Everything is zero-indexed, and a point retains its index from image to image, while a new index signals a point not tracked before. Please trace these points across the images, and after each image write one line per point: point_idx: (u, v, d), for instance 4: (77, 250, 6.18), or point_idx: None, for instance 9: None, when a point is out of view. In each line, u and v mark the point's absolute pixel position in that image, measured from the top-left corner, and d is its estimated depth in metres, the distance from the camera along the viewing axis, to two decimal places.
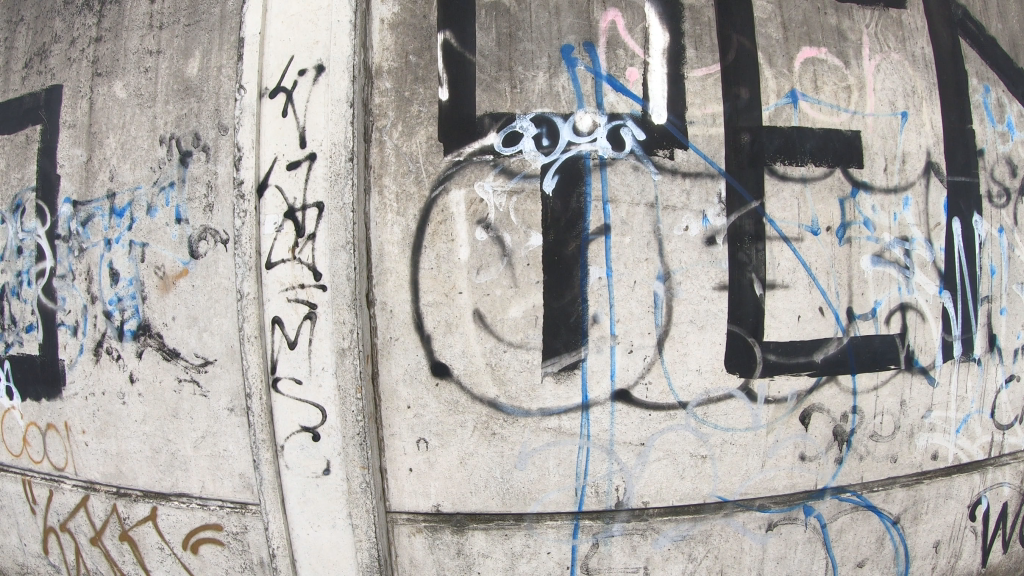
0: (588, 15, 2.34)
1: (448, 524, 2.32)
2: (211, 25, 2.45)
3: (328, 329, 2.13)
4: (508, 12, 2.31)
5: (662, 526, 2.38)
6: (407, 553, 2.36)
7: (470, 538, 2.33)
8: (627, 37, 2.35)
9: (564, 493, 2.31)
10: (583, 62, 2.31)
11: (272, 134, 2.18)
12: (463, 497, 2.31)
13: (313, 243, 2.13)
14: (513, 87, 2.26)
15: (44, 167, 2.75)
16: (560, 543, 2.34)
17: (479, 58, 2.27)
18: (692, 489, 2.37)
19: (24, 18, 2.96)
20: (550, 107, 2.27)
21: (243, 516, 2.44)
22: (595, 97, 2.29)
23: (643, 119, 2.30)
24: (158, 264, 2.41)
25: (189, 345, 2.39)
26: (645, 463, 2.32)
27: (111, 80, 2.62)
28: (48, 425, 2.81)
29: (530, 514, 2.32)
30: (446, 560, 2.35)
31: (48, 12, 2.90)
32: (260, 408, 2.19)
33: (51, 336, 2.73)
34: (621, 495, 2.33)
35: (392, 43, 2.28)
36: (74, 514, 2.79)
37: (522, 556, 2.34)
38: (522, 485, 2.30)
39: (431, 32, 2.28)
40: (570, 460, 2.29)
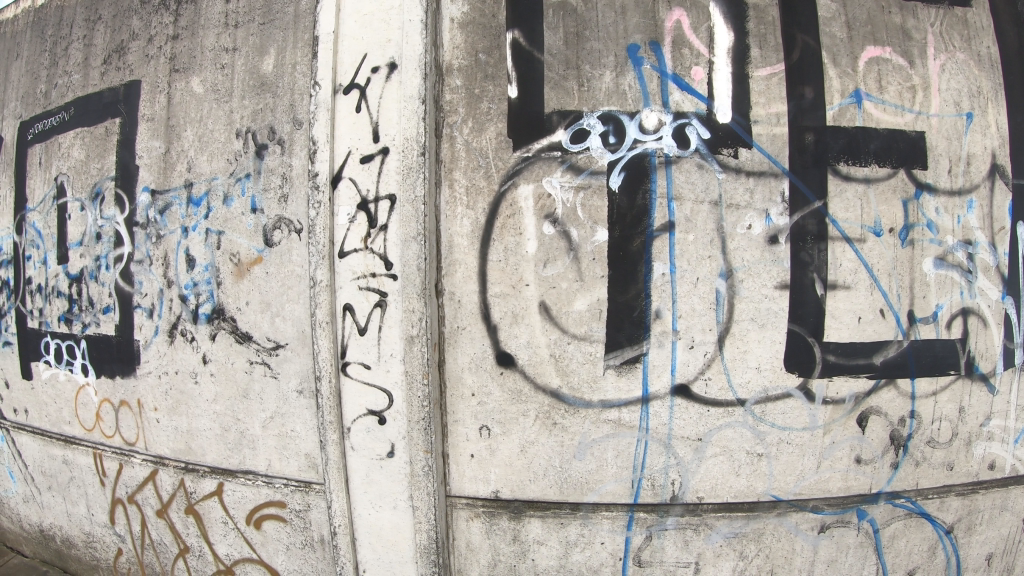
0: (654, 14, 2.37)
1: (505, 510, 2.37)
2: (285, 23, 2.52)
3: (397, 317, 2.19)
4: (576, 12, 2.35)
5: (715, 522, 2.40)
6: (464, 537, 2.41)
7: (527, 525, 2.37)
8: (693, 37, 2.37)
9: (621, 484, 2.35)
10: (648, 61, 2.34)
11: (346, 129, 2.25)
12: (522, 484, 2.36)
13: (385, 234, 2.19)
14: (580, 85, 2.30)
15: (123, 158, 2.90)
16: (614, 535, 2.37)
17: (547, 57, 2.31)
18: (747, 487, 2.39)
19: (103, 17, 3.19)
20: (617, 106, 2.30)
21: (307, 495, 2.49)
22: (661, 95, 2.32)
23: (708, 117, 2.32)
24: (234, 252, 2.51)
25: (262, 329, 2.49)
26: (701, 458, 2.35)
27: (188, 76, 2.73)
28: (121, 402, 2.96)
29: (587, 504, 2.36)
30: (502, 546, 2.40)
31: (125, 11, 3.08)
32: (329, 390, 2.27)
33: (127, 318, 2.85)
34: (676, 489, 2.36)
35: (461, 41, 2.34)
36: (143, 487, 2.95)
37: (576, 545, 2.38)
38: (580, 475, 2.34)
39: (499, 31, 2.33)
40: (628, 453, 2.32)
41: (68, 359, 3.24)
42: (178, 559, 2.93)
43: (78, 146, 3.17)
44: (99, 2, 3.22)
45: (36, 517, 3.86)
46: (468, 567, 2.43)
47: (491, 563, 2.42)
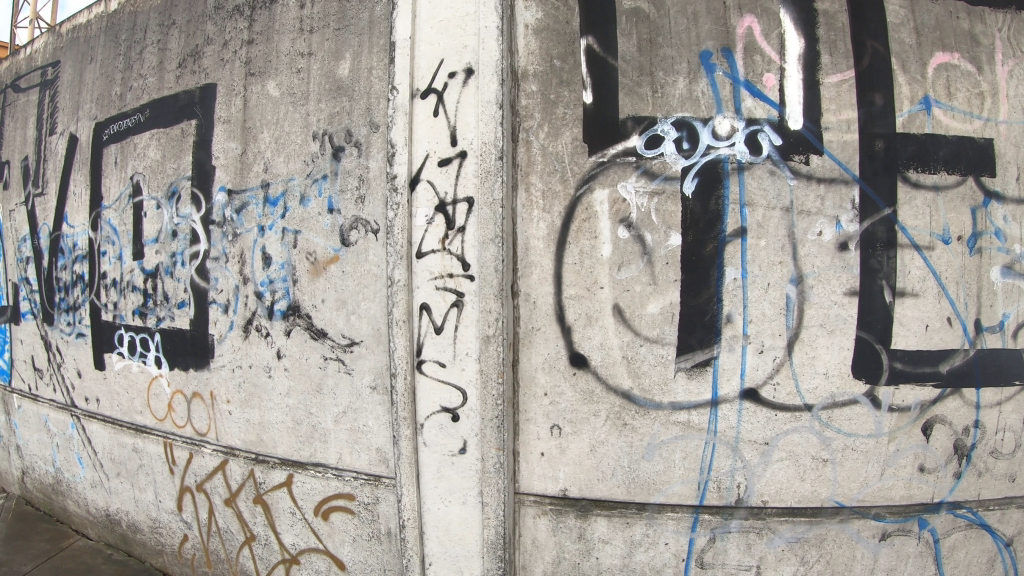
0: (726, 20, 2.38)
1: (573, 508, 2.41)
2: (360, 29, 2.57)
3: (474, 317, 2.24)
4: (649, 19, 2.39)
5: (779, 527, 2.39)
6: (530, 533, 2.45)
7: (593, 523, 2.41)
8: (764, 43, 2.38)
9: (688, 485, 2.38)
10: (721, 67, 2.36)
11: (425, 132, 2.31)
12: (590, 483, 2.40)
13: (462, 235, 2.24)
14: (654, 91, 2.35)
15: (200, 158, 3.00)
16: (679, 535, 2.39)
17: (621, 63, 2.36)
18: (811, 492, 2.38)
19: (177, 22, 3.30)
20: (691, 112, 2.34)
21: (376, 488, 2.55)
22: (733, 102, 2.35)
23: (779, 124, 2.35)
24: (311, 251, 2.61)
25: (337, 326, 2.56)
26: (767, 463, 2.36)
27: (264, 80, 2.81)
28: (193, 394, 3.06)
29: (653, 504, 2.39)
30: (567, 543, 2.44)
31: (199, 17, 3.18)
32: (404, 388, 2.33)
33: (202, 313, 2.96)
34: (742, 492, 2.37)
35: (536, 47, 2.38)
36: (212, 476, 3.06)
37: (640, 545, 2.41)
38: (647, 475, 2.37)
39: (574, 38, 2.38)
40: (696, 454, 2.35)
41: (141, 351, 3.35)
42: (243, 547, 3.02)
43: (153, 146, 3.29)
44: (173, 8, 3.33)
45: (103, 502, 4.00)
46: (533, 564, 2.47)
47: (556, 560, 2.46)
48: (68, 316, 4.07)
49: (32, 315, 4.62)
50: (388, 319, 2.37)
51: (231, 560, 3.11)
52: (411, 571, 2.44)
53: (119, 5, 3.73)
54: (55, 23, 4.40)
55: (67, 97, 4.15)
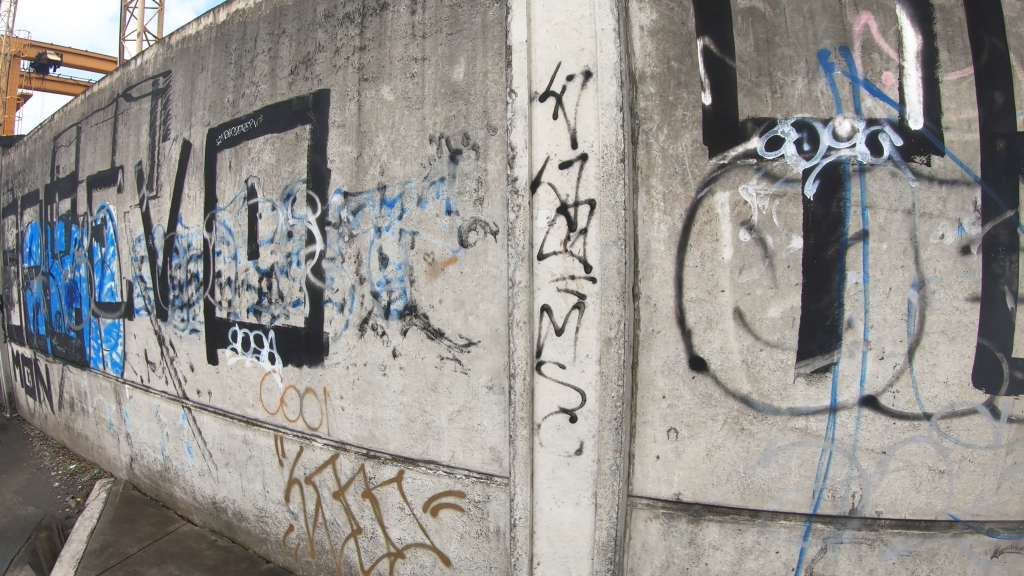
0: (842, 18, 2.34)
1: (685, 513, 2.42)
2: (474, 33, 2.62)
3: (595, 319, 2.30)
4: (764, 18, 2.37)
5: (892, 539, 2.32)
6: (641, 536, 2.46)
7: (705, 529, 2.41)
8: (881, 41, 2.33)
9: (802, 493, 2.34)
10: (840, 66, 2.33)
11: (545, 135, 2.36)
12: (705, 488, 2.40)
13: (585, 237, 2.30)
14: (773, 92, 2.35)
15: (316, 162, 3.14)
16: (790, 544, 2.36)
17: (739, 64, 2.37)
18: (926, 504, 2.31)
19: (287, 31, 3.42)
20: (811, 113, 2.32)
21: (488, 486, 2.60)
22: (853, 102, 2.32)
23: (900, 124, 2.30)
24: (428, 252, 2.69)
25: (454, 327, 2.64)
26: (884, 472, 2.30)
27: (378, 85, 2.90)
28: (307, 389, 3.21)
29: (766, 512, 2.37)
30: (678, 548, 2.44)
31: (309, 25, 3.28)
32: (523, 388, 2.39)
33: (318, 311, 3.12)
34: (857, 502, 2.32)
35: (653, 49, 2.42)
36: (322, 470, 3.18)
37: (751, 552, 2.38)
38: (763, 481, 2.36)
39: (690, 38, 2.41)
40: (813, 462, 2.32)
41: (254, 347, 3.51)
42: (349, 540, 3.12)
43: (267, 150, 3.44)
44: (283, 16, 3.45)
45: (210, 490, 4.17)
46: (641, 567, 2.48)
47: (664, 564, 2.45)
48: (182, 312, 4.28)
49: (146, 311, 4.87)
50: (508, 320, 2.42)
51: (336, 551, 3.21)
52: (519, 569, 2.48)
53: (228, 16, 3.89)
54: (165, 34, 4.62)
55: (179, 104, 4.35)
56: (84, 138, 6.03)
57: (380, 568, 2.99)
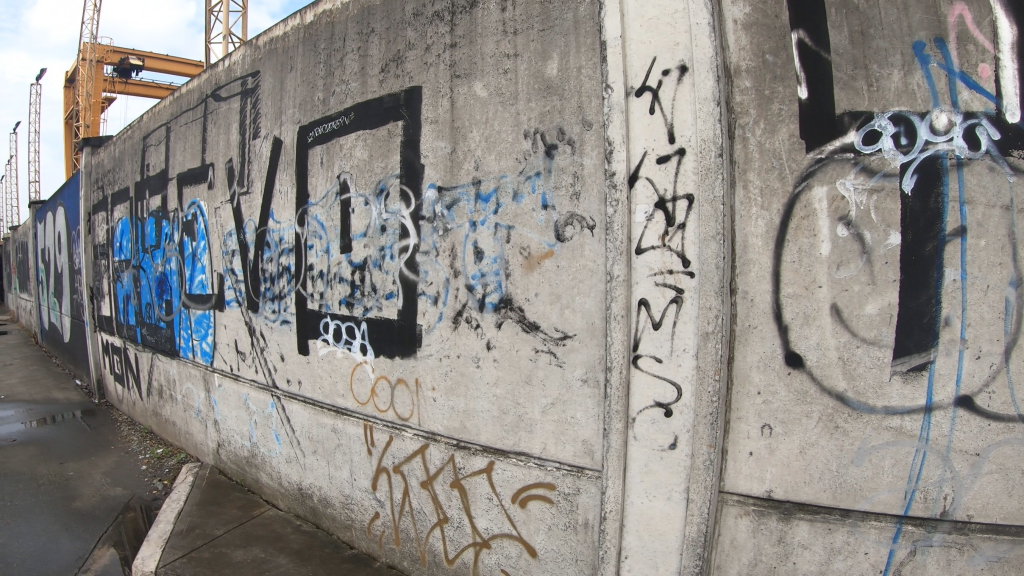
0: (937, 8, 2.24)
1: (776, 510, 2.39)
2: (566, 29, 2.63)
3: (693, 313, 2.31)
4: (859, 10, 2.31)
5: (981, 544, 2.22)
6: (730, 533, 2.46)
7: (795, 527, 2.37)
8: (976, 31, 2.22)
9: (895, 494, 2.27)
10: (935, 59, 2.24)
11: (642, 130, 2.39)
12: (796, 485, 2.36)
13: (683, 232, 2.32)
14: (870, 85, 2.29)
15: (408, 157, 3.22)
16: (879, 546, 2.29)
17: (834, 57, 2.33)
18: (1019, 510, 2.20)
19: (376, 30, 3.49)
20: (908, 106, 2.25)
21: (579, 479, 2.61)
22: (950, 95, 2.23)
23: (998, 118, 2.19)
24: (524, 246, 2.72)
25: (550, 320, 2.67)
26: (977, 475, 2.20)
27: (471, 81, 2.95)
28: (398, 380, 3.32)
29: (857, 512, 2.31)
30: (766, 546, 2.42)
31: (398, 24, 3.35)
32: (620, 380, 2.45)
33: (411, 305, 3.22)
34: (948, 504, 2.23)
35: (748, 42, 2.41)
36: (411, 459, 3.26)
37: (839, 553, 2.33)
38: (855, 481, 2.30)
39: (784, 32, 2.36)
40: (906, 462, 2.24)
41: (346, 338, 3.64)
42: (435, 528, 3.19)
43: (360, 146, 3.54)
44: (372, 16, 3.52)
45: (296, 476, 4.30)
46: (729, 564, 2.47)
47: (752, 562, 2.45)
48: (273, 304, 4.42)
49: (237, 303, 5.05)
50: (606, 314, 2.49)
51: (421, 539, 3.29)
52: (605, 562, 2.52)
53: (316, 17, 3.99)
54: (253, 35, 4.77)
55: (269, 103, 4.49)
56: (174, 137, 6.27)
57: (465, 557, 3.05)
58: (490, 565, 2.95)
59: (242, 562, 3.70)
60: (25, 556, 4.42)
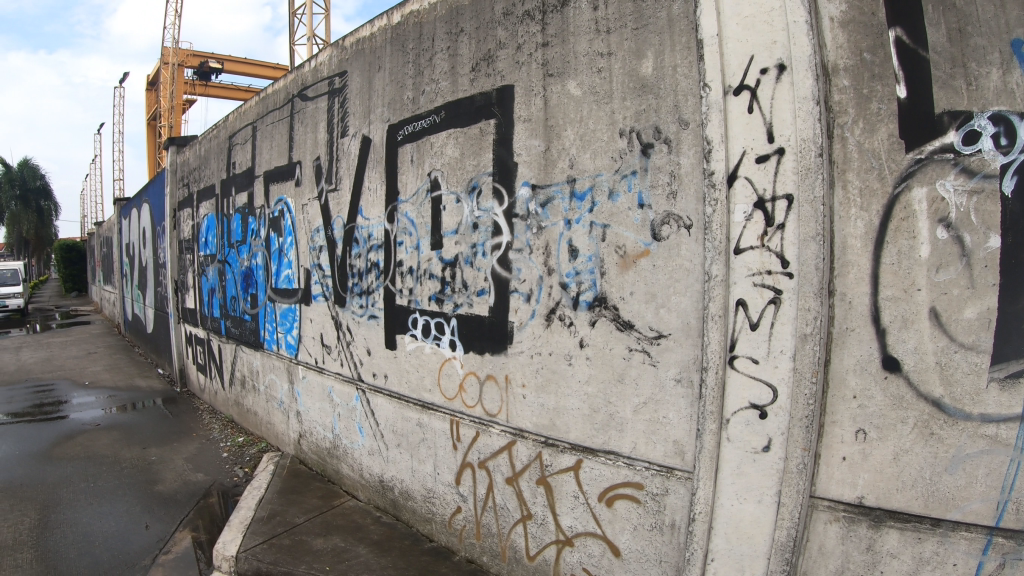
0: None
1: (867, 518, 2.31)
2: (660, 27, 2.61)
3: (791, 314, 2.27)
4: (956, 6, 2.21)
5: None
6: (819, 539, 2.39)
7: (885, 536, 2.28)
8: None
9: (987, 504, 2.14)
10: None
11: (741, 129, 2.36)
12: (888, 493, 2.27)
13: (782, 232, 2.28)
14: (969, 84, 2.18)
15: (501, 156, 3.27)
16: (968, 557, 2.16)
17: (933, 55, 2.23)
18: None
19: (466, 30, 3.53)
20: (1008, 105, 2.12)
21: (668, 480, 2.60)
22: None
23: None
24: (620, 244, 2.72)
25: (645, 319, 2.66)
26: None
27: (564, 80, 2.96)
28: (487, 376, 3.37)
29: (948, 521, 2.19)
30: (855, 554, 2.33)
31: (488, 23, 3.38)
32: (715, 381, 2.42)
33: (503, 301, 3.27)
34: None
35: (845, 40, 2.34)
36: (496, 455, 3.31)
37: (928, 564, 2.21)
38: (947, 490, 2.18)
39: (882, 29, 2.29)
40: (1000, 472, 2.11)
41: (436, 334, 3.73)
42: (518, 525, 3.23)
43: (451, 144, 3.60)
44: (461, 16, 3.57)
45: (378, 468, 4.40)
46: (816, 571, 2.40)
47: (841, 569, 2.36)
48: (361, 299, 4.53)
49: (324, 297, 5.18)
50: (703, 314, 2.47)
51: (502, 535, 3.33)
52: (691, 564, 2.50)
53: (403, 18, 4.06)
54: (340, 36, 4.88)
55: (357, 102, 4.59)
56: (261, 137, 6.46)
57: (547, 554, 3.07)
58: (572, 563, 2.96)
59: (322, 550, 3.81)
60: (109, 536, 4.63)
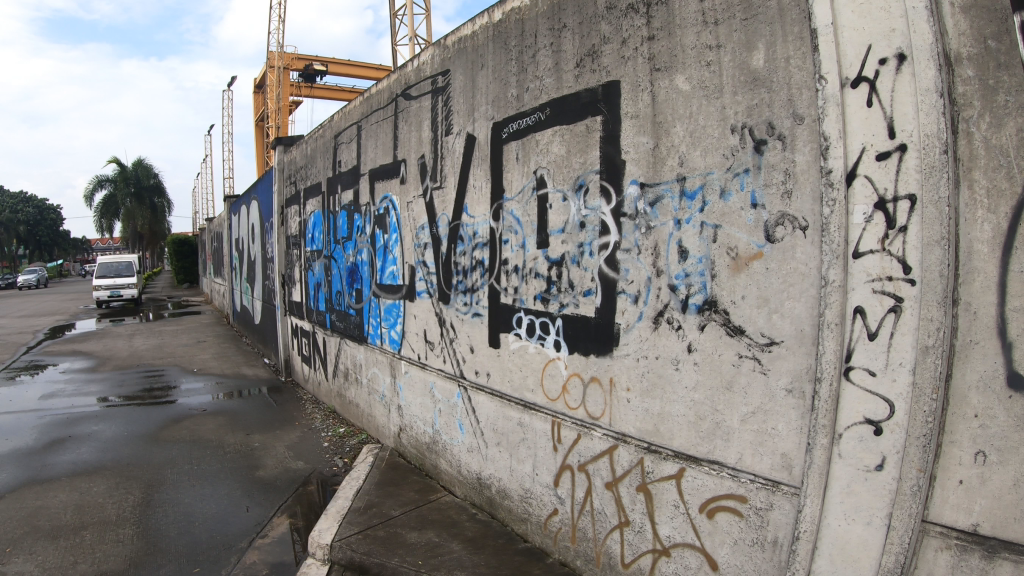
0: None
1: (980, 548, 2.02)
2: (771, 17, 2.48)
3: (912, 324, 2.11)
4: None
5: None
6: (928, 568, 2.11)
7: (999, 569, 1.98)
8: None
9: None
10: None
11: (860, 124, 2.22)
12: (1007, 522, 1.98)
13: (905, 236, 2.12)
14: None
15: (609, 153, 3.19)
16: None
17: None
18: None
19: (568, 25, 3.48)
20: None
21: (773, 494, 2.47)
22: None
23: None
24: (732, 246, 2.61)
25: (757, 324, 2.53)
26: None
27: (672, 74, 2.86)
28: (592, 378, 3.31)
29: None
30: None
31: (592, 17, 3.31)
32: (829, 393, 2.28)
33: (610, 302, 3.19)
34: None
35: (968, 27, 2.07)
36: (598, 459, 3.25)
37: None
38: None
39: (1007, 13, 1.98)
40: None
41: (540, 334, 3.70)
42: (614, 531, 3.15)
43: (557, 142, 3.56)
44: (563, 11, 3.51)
45: (476, 466, 4.39)
46: None
47: None
48: (465, 297, 4.54)
49: (428, 294, 5.22)
50: (818, 322, 2.33)
51: (598, 540, 3.26)
52: None
53: (504, 15, 4.03)
54: (443, 35, 4.90)
55: (461, 101, 4.60)
56: (366, 135, 6.58)
57: (642, 563, 2.99)
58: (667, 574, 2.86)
59: (416, 544, 3.83)
60: (209, 516, 4.81)
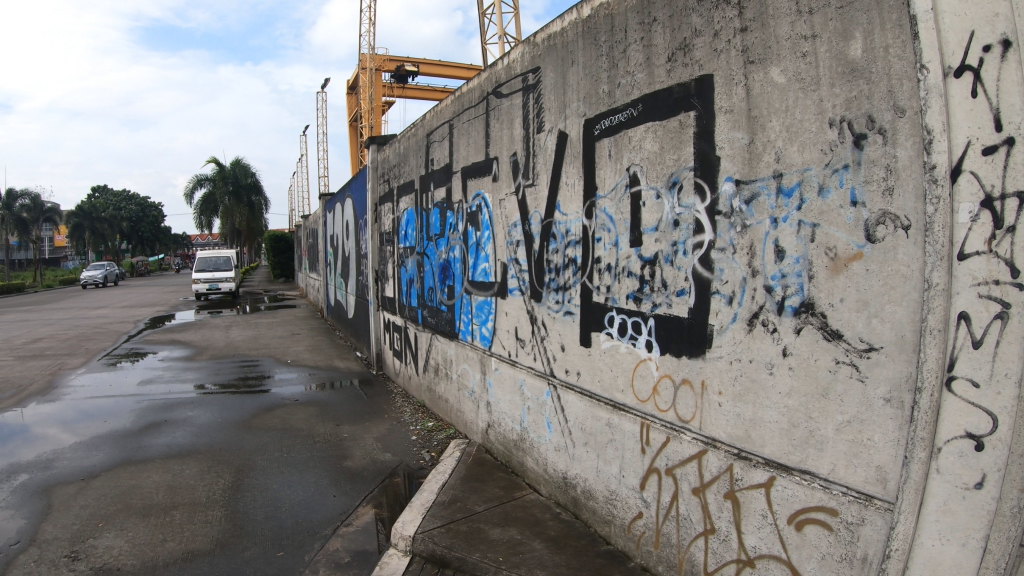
0: None
1: None
2: (869, 4, 2.35)
3: (1021, 333, 1.95)
4: None
5: None
6: None
7: None
8: None
9: None
10: None
11: (964, 116, 2.07)
12: None
13: (1013, 236, 1.97)
14: None
15: (703, 149, 3.10)
16: None
17: None
18: None
19: (658, 18, 3.40)
20: None
21: (866, 508, 2.35)
22: None
23: None
24: (831, 246, 2.49)
25: (855, 329, 2.41)
26: None
27: (766, 67, 2.75)
28: (683, 380, 3.22)
29: None
30: None
31: (682, 10, 3.23)
32: (929, 405, 2.13)
33: (704, 303, 3.09)
34: None
35: None
36: (686, 463, 3.16)
37: None
38: None
39: None
40: None
41: (632, 334, 3.64)
42: (699, 538, 3.06)
43: (650, 138, 3.48)
44: (653, 4, 3.43)
45: (563, 465, 4.35)
46: None
47: None
48: (557, 295, 4.51)
49: (519, 291, 5.22)
50: (920, 328, 2.19)
51: (681, 547, 3.18)
52: None
53: (593, 10, 3.98)
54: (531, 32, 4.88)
55: (551, 98, 4.56)
56: (457, 134, 6.63)
57: (727, 573, 2.90)
58: None
59: (498, 540, 3.82)
60: (295, 503, 4.92)
